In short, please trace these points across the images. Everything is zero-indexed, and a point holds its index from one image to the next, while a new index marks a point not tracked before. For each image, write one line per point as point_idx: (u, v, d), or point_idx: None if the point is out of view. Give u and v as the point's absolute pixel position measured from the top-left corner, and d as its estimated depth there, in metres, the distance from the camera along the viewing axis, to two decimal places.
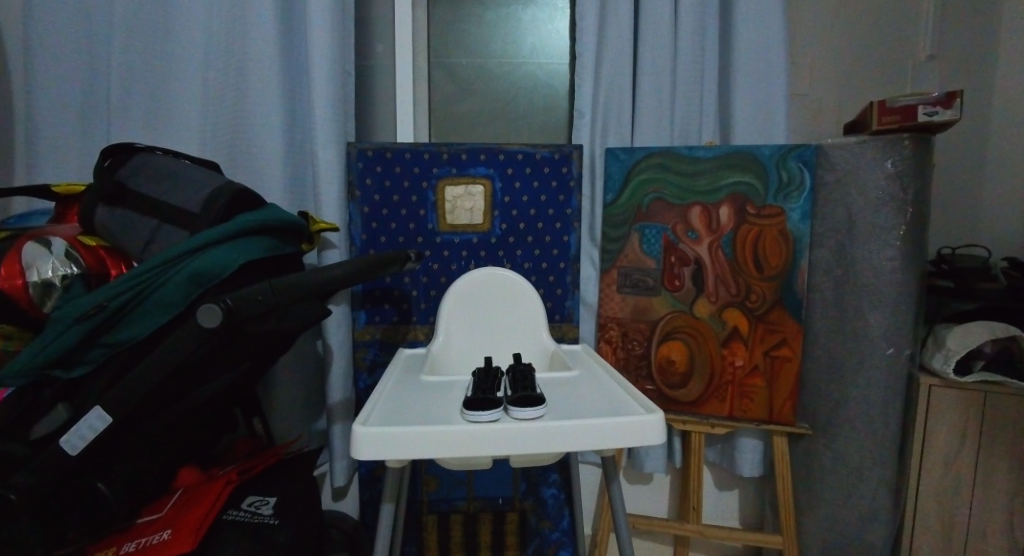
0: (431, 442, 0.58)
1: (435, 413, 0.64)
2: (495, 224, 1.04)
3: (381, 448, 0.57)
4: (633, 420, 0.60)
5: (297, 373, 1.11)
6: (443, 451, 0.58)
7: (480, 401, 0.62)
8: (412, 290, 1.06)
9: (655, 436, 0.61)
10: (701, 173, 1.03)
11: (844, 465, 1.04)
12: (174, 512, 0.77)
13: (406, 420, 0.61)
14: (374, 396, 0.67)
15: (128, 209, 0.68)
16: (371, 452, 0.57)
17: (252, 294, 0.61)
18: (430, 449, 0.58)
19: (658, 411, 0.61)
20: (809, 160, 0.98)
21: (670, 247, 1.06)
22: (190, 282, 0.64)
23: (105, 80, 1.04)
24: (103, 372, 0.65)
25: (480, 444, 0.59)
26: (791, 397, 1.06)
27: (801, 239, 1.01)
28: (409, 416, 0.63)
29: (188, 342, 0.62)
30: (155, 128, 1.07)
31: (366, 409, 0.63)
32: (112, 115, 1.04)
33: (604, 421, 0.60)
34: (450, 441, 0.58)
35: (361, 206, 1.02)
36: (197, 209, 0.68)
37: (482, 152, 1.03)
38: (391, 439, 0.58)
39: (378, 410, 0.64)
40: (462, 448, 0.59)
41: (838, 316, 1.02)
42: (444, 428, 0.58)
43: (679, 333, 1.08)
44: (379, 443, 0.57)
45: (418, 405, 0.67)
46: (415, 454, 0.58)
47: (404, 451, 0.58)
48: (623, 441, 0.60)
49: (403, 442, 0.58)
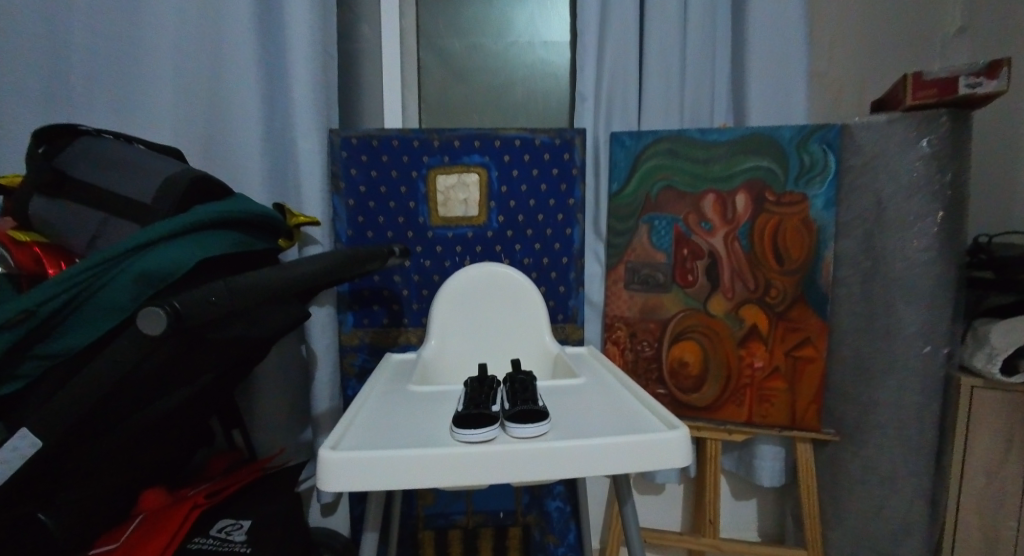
0: (414, 470, 0.50)
1: (421, 431, 0.56)
2: (491, 217, 0.96)
3: (354, 478, 0.49)
4: (652, 440, 0.51)
5: (280, 381, 1.03)
6: (428, 478, 0.50)
7: (473, 417, 0.54)
8: (403, 290, 0.98)
9: (679, 459, 0.52)
10: (715, 158, 0.94)
11: (874, 474, 0.97)
12: (133, 542, 0.71)
13: (387, 442, 0.53)
14: (350, 412, 0.59)
15: (70, 200, 0.60)
16: (343, 482, 0.49)
17: (198, 296, 0.52)
18: (413, 476, 0.50)
19: (682, 426, 0.52)
20: (833, 143, 0.90)
21: (682, 239, 0.98)
22: (138, 283, 0.56)
23: (64, 55, 0.93)
24: (42, 387, 0.57)
25: (472, 471, 0.50)
26: (816, 400, 0.98)
27: (824, 229, 0.93)
28: (389, 437, 0.54)
29: (127, 353, 0.53)
30: (122, 116, 0.96)
31: (340, 430, 0.54)
32: (76, 96, 0.94)
33: (619, 442, 0.51)
34: (437, 467, 0.50)
35: (346, 200, 0.94)
36: (150, 198, 0.60)
37: (476, 139, 0.94)
38: (367, 468, 0.49)
39: (355, 430, 0.56)
40: (451, 475, 0.50)
41: (867, 313, 0.93)
42: (427, 453, 0.50)
43: (692, 333, 1.00)
44: (351, 472, 0.49)
45: (403, 421, 0.59)
46: (396, 483, 0.49)
47: (382, 481, 0.49)
48: (641, 464, 0.52)
49: (381, 471, 0.49)
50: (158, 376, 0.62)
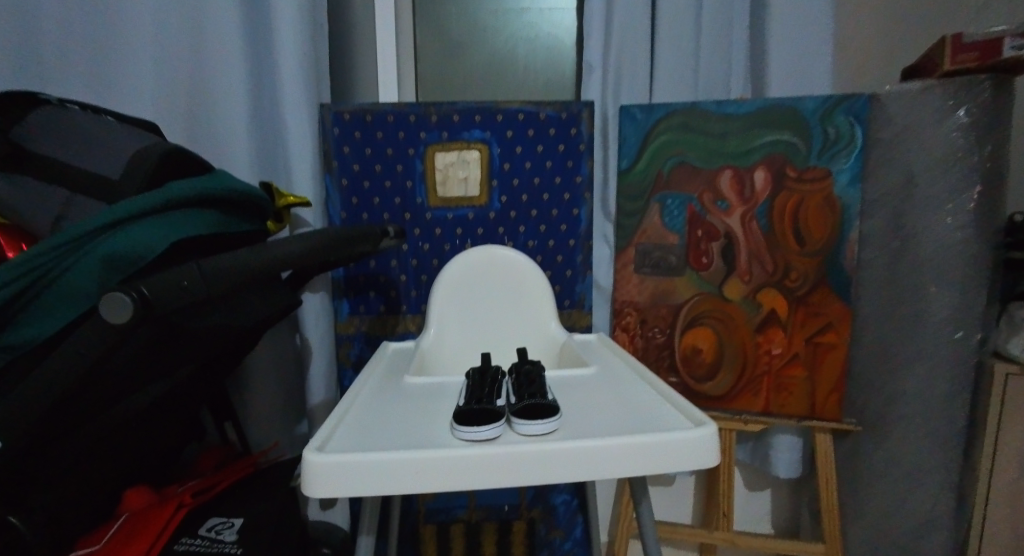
0: (409, 474, 0.45)
1: (418, 430, 0.51)
2: (493, 197, 0.90)
3: (343, 483, 0.44)
4: (677, 438, 0.47)
5: (273, 372, 0.98)
6: (424, 483, 0.45)
7: (476, 413, 0.49)
8: (400, 276, 0.93)
9: (707, 459, 0.47)
10: (732, 132, 0.88)
11: (898, 466, 0.92)
12: (115, 544, 0.66)
13: (379, 442, 0.48)
14: (339, 410, 0.54)
15: (31, 177, 0.54)
16: (330, 488, 0.44)
17: (167, 281, 0.47)
18: (408, 481, 0.45)
19: (710, 423, 0.47)
20: (860, 114, 0.84)
21: (695, 220, 0.92)
22: (104, 266, 0.51)
23: (30, 19, 0.85)
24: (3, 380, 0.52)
25: (476, 474, 0.45)
26: (837, 389, 0.93)
27: (849, 207, 0.87)
28: (382, 437, 0.49)
29: (92, 344, 0.48)
30: (97, 90, 0.88)
31: (327, 429, 0.49)
32: (46, 65, 0.86)
33: (640, 441, 0.46)
34: (435, 470, 0.45)
35: (339, 179, 0.88)
36: (119, 174, 0.55)
37: (476, 113, 0.88)
38: (357, 472, 0.44)
39: (345, 430, 0.51)
40: (451, 479, 0.45)
41: (894, 297, 0.88)
42: (424, 455, 0.45)
43: (706, 319, 0.95)
44: (339, 477, 0.44)
45: (398, 418, 0.54)
46: (391, 489, 0.45)
47: (374, 486, 0.44)
48: (664, 465, 0.47)
49: (373, 476, 0.44)
50: (133, 369, 0.58)
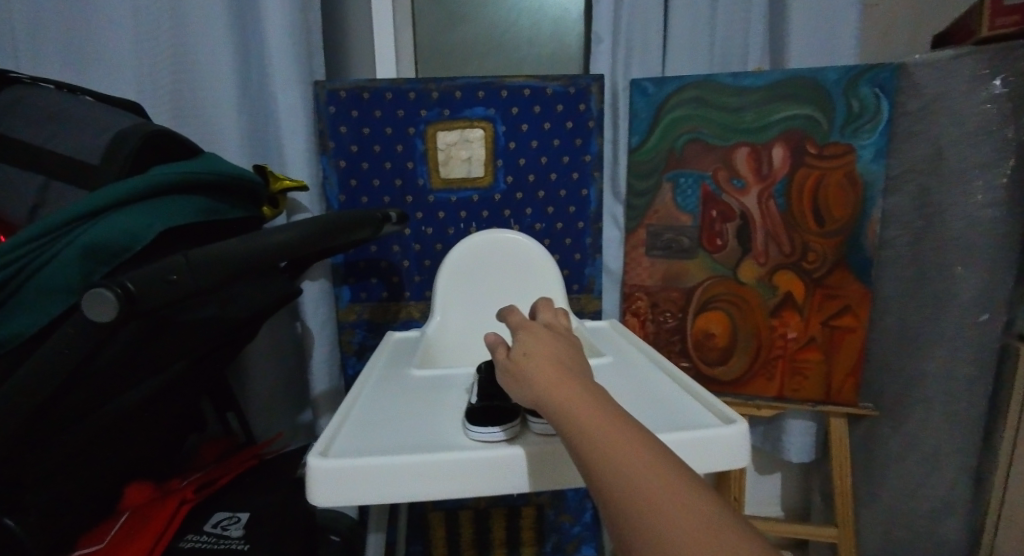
0: (414, 482, 0.45)
1: (422, 432, 0.51)
2: (498, 177, 0.86)
3: (349, 491, 0.44)
4: (706, 438, 0.45)
5: (274, 361, 0.95)
6: (432, 488, 0.45)
7: (489, 414, 0.50)
8: (402, 261, 0.89)
9: (736, 459, 0.45)
10: (749, 106, 0.84)
11: (916, 451, 0.89)
12: (118, 541, 0.64)
13: (385, 444, 0.48)
14: (342, 409, 0.54)
15: (5, 163, 0.50)
16: (336, 496, 0.44)
17: (154, 274, 0.43)
18: (416, 486, 0.45)
19: (740, 422, 0.45)
20: (887, 85, 0.79)
21: (709, 199, 0.88)
22: (82, 259, 0.47)
23: None
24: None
25: (484, 477, 0.46)
26: (854, 373, 0.90)
27: (872, 184, 0.83)
28: (384, 439, 0.49)
29: (76, 344, 0.45)
30: (77, 68, 0.84)
31: (331, 432, 0.49)
32: (24, 43, 0.82)
33: (667, 441, 0.45)
34: (441, 476, 0.45)
35: (336, 161, 0.84)
36: (99, 159, 0.51)
37: (479, 88, 0.83)
38: (364, 478, 0.44)
39: (349, 431, 0.50)
40: (456, 486, 0.46)
41: (917, 277, 0.85)
42: (427, 458, 0.45)
43: (720, 302, 0.92)
44: (345, 485, 0.44)
45: (404, 417, 0.54)
46: (395, 495, 0.45)
47: (380, 493, 0.44)
48: (691, 466, 0.45)
49: (379, 483, 0.44)
50: (124, 367, 0.55)
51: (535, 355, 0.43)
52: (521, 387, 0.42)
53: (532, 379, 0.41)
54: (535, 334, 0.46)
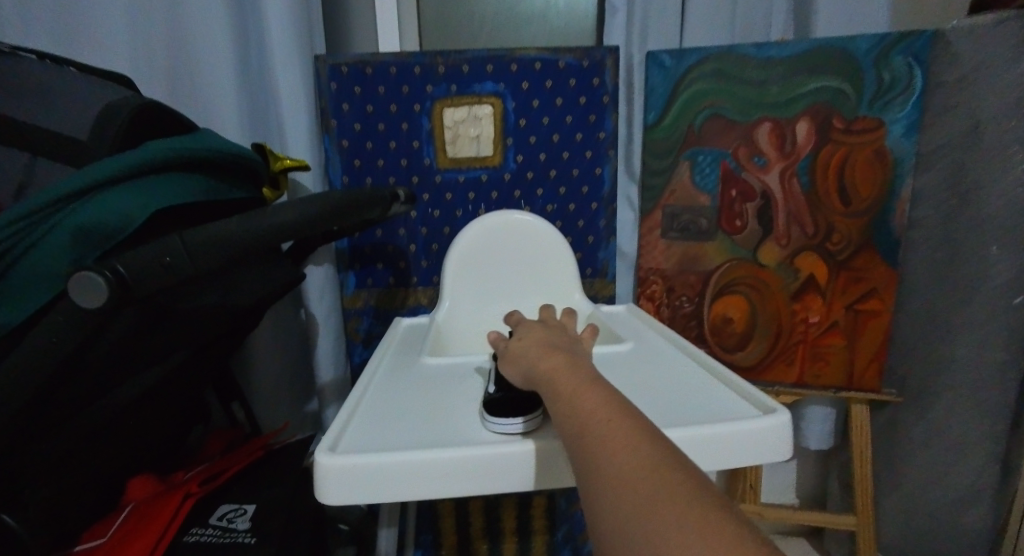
0: (430, 479, 0.42)
1: (436, 426, 0.48)
2: (508, 156, 0.83)
3: (359, 489, 0.42)
4: (747, 429, 0.43)
5: (279, 349, 0.93)
6: (447, 487, 0.43)
7: (509, 403, 0.47)
8: (409, 245, 0.86)
9: (776, 451, 0.44)
10: (773, 79, 0.79)
11: (942, 439, 0.86)
12: (121, 535, 0.62)
13: (397, 440, 0.45)
14: (350, 401, 0.51)
15: None
16: (347, 494, 0.42)
17: (144, 258, 0.40)
18: (431, 486, 0.42)
19: (782, 412, 0.44)
20: (921, 54, 0.75)
21: (729, 178, 0.84)
22: (73, 241, 0.44)
23: None
24: None
25: (504, 474, 0.43)
26: (878, 358, 0.86)
27: (902, 160, 0.79)
28: (397, 433, 0.46)
29: (67, 332, 0.42)
30: (60, 38, 0.78)
31: (339, 425, 0.47)
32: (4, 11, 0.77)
33: (707, 432, 0.43)
34: (459, 473, 0.43)
35: (339, 140, 0.80)
36: (87, 135, 0.49)
37: (488, 63, 0.79)
38: (376, 475, 0.42)
39: (358, 426, 0.47)
40: (475, 483, 0.43)
41: (949, 257, 0.81)
42: (446, 454, 0.42)
43: (739, 286, 0.88)
44: (354, 482, 0.42)
45: (416, 410, 0.51)
46: (408, 494, 0.42)
47: (393, 491, 0.42)
48: (729, 459, 0.43)
49: (392, 481, 0.42)
50: (121, 357, 0.52)
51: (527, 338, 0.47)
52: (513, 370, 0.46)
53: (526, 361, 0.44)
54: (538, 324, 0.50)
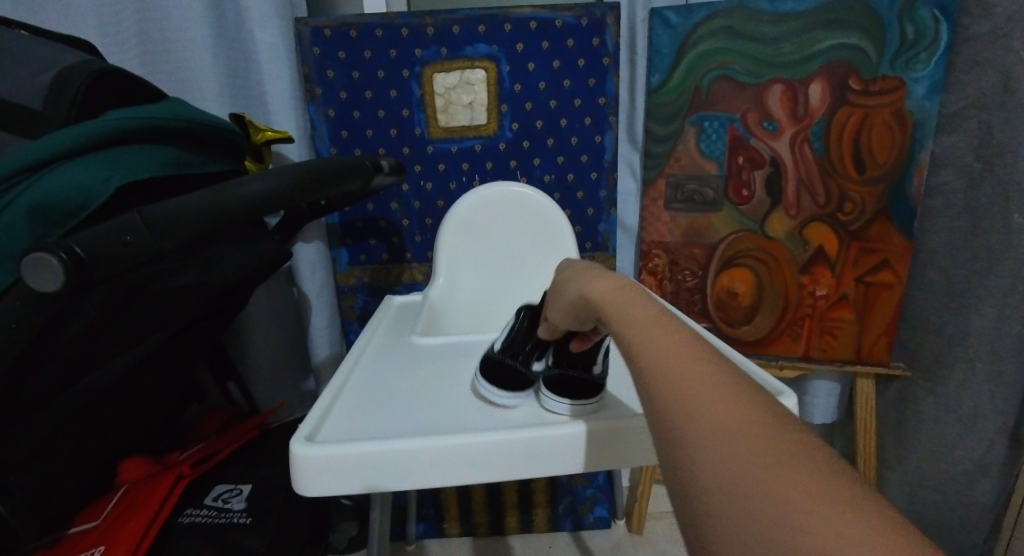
0: (420, 469, 0.40)
1: (424, 411, 0.46)
2: (503, 124, 0.78)
3: (346, 477, 0.40)
4: None
5: (274, 327, 0.91)
6: (436, 476, 0.41)
7: (494, 370, 0.49)
8: (402, 220, 0.83)
9: None
10: (787, 36, 0.74)
11: (953, 414, 0.84)
12: (113, 518, 0.61)
13: (383, 427, 0.43)
14: (336, 382, 0.49)
15: None
16: (332, 483, 0.40)
17: (106, 235, 0.37)
18: (421, 474, 0.40)
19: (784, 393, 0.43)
20: (949, 6, 0.69)
21: (737, 144, 0.80)
22: (28, 219, 0.41)
23: None
24: None
25: (495, 463, 0.41)
26: (889, 332, 0.83)
27: (924, 123, 0.74)
28: (383, 420, 0.44)
29: (27, 317, 0.39)
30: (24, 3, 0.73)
31: (319, 410, 0.45)
32: None
33: None
34: (450, 463, 0.41)
35: (325, 109, 0.76)
36: (42, 102, 0.45)
37: (480, 22, 0.74)
38: (362, 464, 0.40)
39: (343, 412, 0.46)
40: (465, 472, 0.41)
41: (969, 228, 0.76)
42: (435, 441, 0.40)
43: (746, 258, 0.85)
44: (340, 471, 0.40)
45: (405, 394, 0.49)
46: (398, 484, 0.40)
47: (381, 480, 0.40)
48: None
49: (380, 469, 0.40)
50: (93, 339, 0.49)
51: (565, 277, 0.46)
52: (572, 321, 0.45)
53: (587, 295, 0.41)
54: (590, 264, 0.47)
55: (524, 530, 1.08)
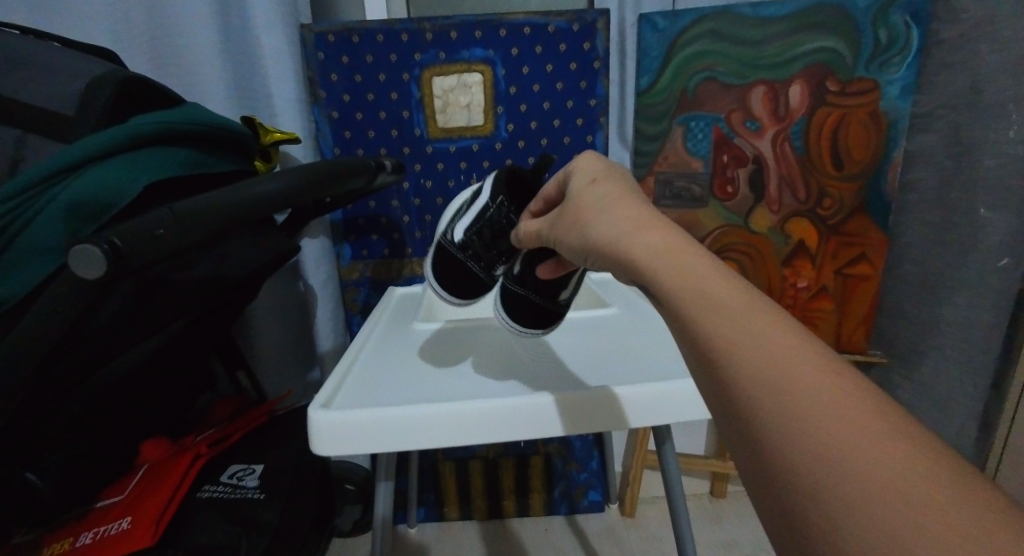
0: (422, 433, 0.45)
1: (428, 385, 0.49)
2: (499, 125, 0.82)
3: (357, 442, 0.44)
4: None
5: (280, 320, 0.94)
6: (440, 439, 0.45)
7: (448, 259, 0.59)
8: (403, 216, 0.87)
9: None
10: (770, 40, 0.78)
11: (927, 397, 0.89)
12: (137, 495, 0.65)
13: (389, 397, 0.47)
14: (345, 362, 0.53)
15: None
16: (343, 446, 0.44)
17: (140, 227, 0.41)
18: (426, 437, 0.45)
19: None
20: (919, 12, 0.74)
21: (722, 143, 0.84)
22: (64, 217, 0.45)
23: None
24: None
25: (490, 427, 0.45)
26: (866, 321, 0.88)
27: (896, 122, 0.78)
28: (389, 391, 0.48)
29: (66, 303, 0.43)
30: (35, 11, 0.76)
31: (331, 383, 0.49)
32: None
33: (684, 386, 0.47)
34: (451, 429, 0.45)
35: (329, 111, 0.80)
36: (74, 109, 0.49)
37: (476, 28, 0.78)
38: (371, 429, 0.44)
39: (352, 385, 0.50)
40: (464, 435, 0.45)
41: (939, 223, 0.81)
42: (437, 409, 0.45)
43: (732, 252, 0.89)
44: (352, 436, 0.44)
45: (408, 370, 0.53)
46: (404, 446, 0.45)
47: (388, 443, 0.44)
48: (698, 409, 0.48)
49: (388, 434, 0.44)
50: (121, 326, 0.54)
51: (598, 199, 0.41)
52: (581, 255, 0.41)
53: (629, 235, 0.36)
54: (624, 182, 0.42)
55: (520, 514, 1.12)
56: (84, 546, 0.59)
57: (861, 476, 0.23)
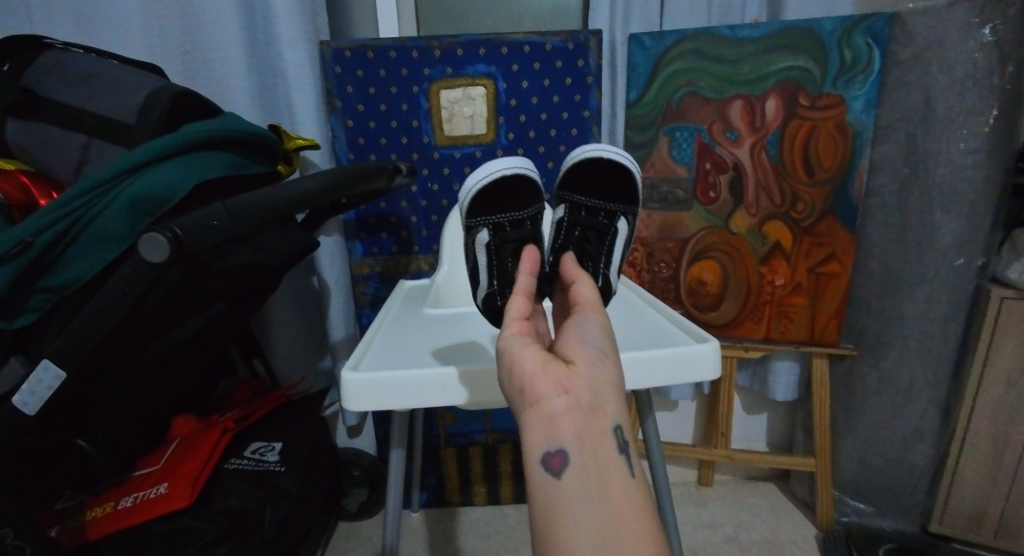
0: (433, 391, 0.52)
1: (438, 355, 0.57)
2: (500, 133, 0.90)
3: (376, 397, 0.52)
4: (687, 353, 0.56)
5: (294, 311, 1.02)
6: (447, 397, 0.52)
7: (600, 174, 0.65)
8: (411, 216, 0.94)
9: (710, 370, 0.56)
10: (745, 58, 0.86)
11: (892, 386, 0.96)
12: (170, 464, 0.73)
13: (404, 363, 0.55)
14: (368, 335, 0.61)
15: (63, 128, 0.59)
16: (364, 401, 0.52)
17: (198, 220, 0.50)
18: (436, 394, 0.52)
19: (713, 340, 0.56)
20: (880, 34, 0.81)
21: (704, 151, 0.91)
22: (130, 208, 0.54)
23: None
24: (59, 319, 0.56)
25: (490, 387, 0.53)
26: (837, 316, 0.95)
27: (862, 133, 0.86)
28: (404, 360, 0.56)
29: (133, 284, 0.52)
30: (87, 31, 0.87)
31: (356, 353, 0.56)
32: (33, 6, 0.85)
33: (656, 354, 0.55)
34: (457, 388, 0.52)
35: (345, 119, 0.88)
36: (133, 118, 0.59)
37: (480, 46, 0.86)
38: (387, 387, 0.52)
39: (372, 353, 0.58)
40: (468, 394, 0.53)
41: (900, 225, 0.89)
42: (445, 373, 0.52)
43: (713, 251, 0.96)
44: (372, 392, 0.52)
45: (420, 344, 0.61)
46: (416, 402, 0.52)
47: (402, 399, 0.52)
48: (670, 376, 0.56)
49: (402, 392, 0.52)
50: (167, 308, 0.62)
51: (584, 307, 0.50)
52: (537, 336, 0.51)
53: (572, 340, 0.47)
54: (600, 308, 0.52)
55: (517, 496, 1.19)
56: (126, 507, 0.67)
57: (586, 532, 0.38)
